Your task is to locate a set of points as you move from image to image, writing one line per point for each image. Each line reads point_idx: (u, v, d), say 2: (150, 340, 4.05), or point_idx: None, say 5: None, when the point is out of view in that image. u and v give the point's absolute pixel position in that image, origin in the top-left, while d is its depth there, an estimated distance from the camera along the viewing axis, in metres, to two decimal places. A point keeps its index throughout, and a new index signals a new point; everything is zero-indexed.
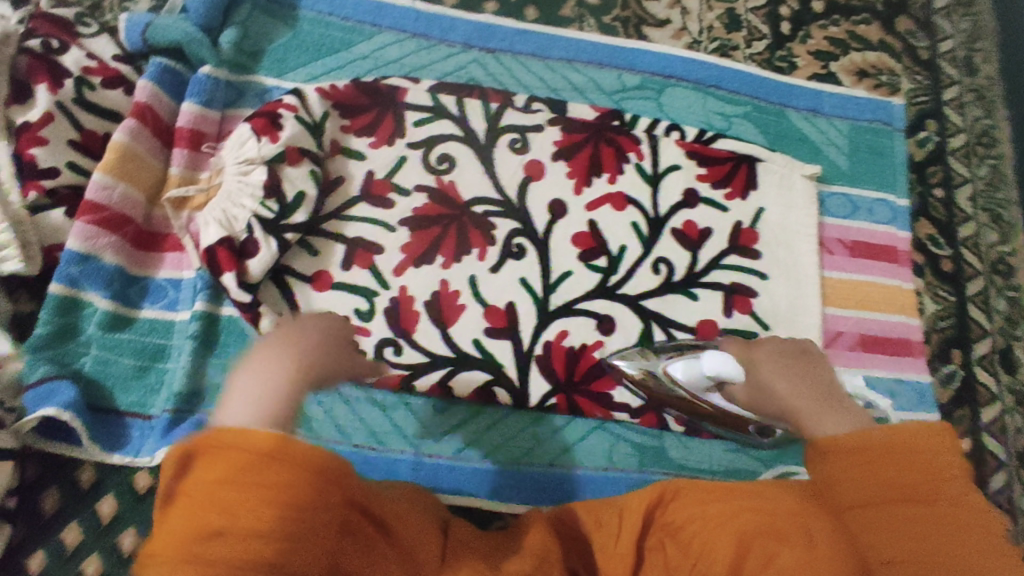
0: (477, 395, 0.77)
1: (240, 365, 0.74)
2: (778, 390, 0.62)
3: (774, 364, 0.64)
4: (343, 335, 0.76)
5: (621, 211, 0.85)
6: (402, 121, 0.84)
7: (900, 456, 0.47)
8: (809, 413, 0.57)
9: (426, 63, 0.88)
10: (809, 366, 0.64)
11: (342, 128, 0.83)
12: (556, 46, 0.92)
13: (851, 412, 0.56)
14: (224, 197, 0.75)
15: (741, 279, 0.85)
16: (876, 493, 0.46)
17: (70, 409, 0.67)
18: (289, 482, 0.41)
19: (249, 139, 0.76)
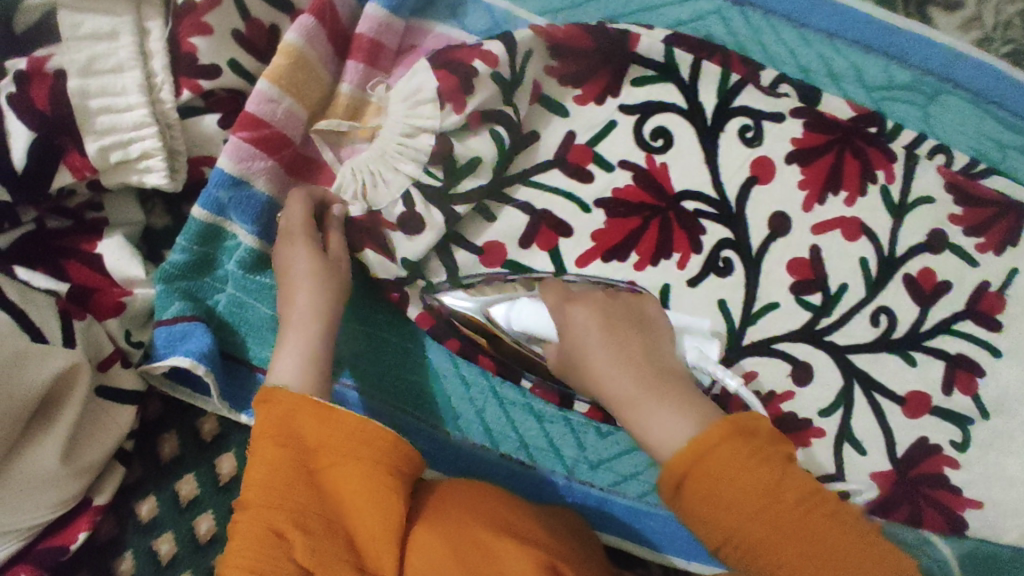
0: None
1: (389, 338, 0.64)
2: (606, 372, 0.50)
3: (588, 332, 0.53)
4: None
5: (853, 241, 0.70)
6: (620, 76, 0.69)
7: (715, 462, 0.43)
8: (637, 408, 0.48)
9: (659, 4, 0.71)
10: (628, 330, 0.53)
11: (546, 69, 0.67)
12: (817, 10, 0.72)
13: (687, 405, 0.47)
14: (377, 158, 0.62)
15: (972, 351, 0.70)
16: (741, 518, 0.42)
17: (202, 361, 0.57)
18: (370, 442, 0.51)
19: (428, 94, 0.62)
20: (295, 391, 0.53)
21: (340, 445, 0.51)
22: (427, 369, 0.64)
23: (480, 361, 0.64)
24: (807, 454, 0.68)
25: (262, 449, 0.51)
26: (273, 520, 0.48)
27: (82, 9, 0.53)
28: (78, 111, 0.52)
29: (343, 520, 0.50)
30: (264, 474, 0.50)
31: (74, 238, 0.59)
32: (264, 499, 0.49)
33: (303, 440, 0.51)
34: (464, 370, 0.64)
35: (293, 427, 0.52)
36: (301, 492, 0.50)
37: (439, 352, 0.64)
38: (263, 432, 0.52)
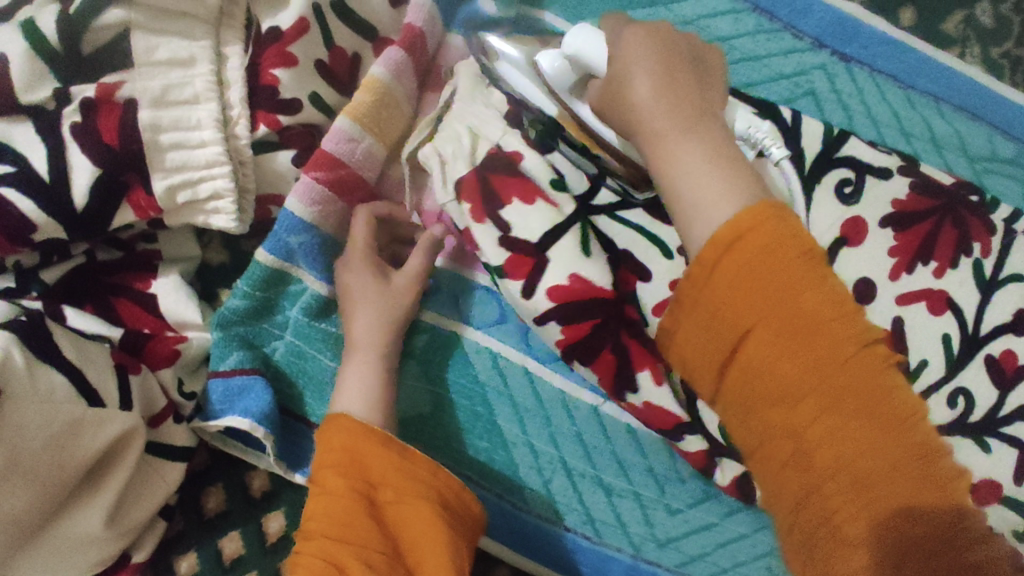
0: (734, 487, 0.56)
1: (456, 399, 0.60)
2: (643, 94, 0.42)
3: (633, 55, 0.44)
4: (638, 325, 0.53)
5: (937, 315, 0.65)
6: None
7: (768, 275, 0.34)
8: (662, 138, 0.41)
9: (762, 53, 0.66)
10: (678, 68, 0.44)
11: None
12: (926, 72, 0.68)
13: (718, 147, 0.40)
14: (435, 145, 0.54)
15: None
16: (758, 313, 0.35)
17: (262, 423, 0.52)
18: (433, 478, 0.47)
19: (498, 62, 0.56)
20: (355, 418, 0.49)
21: (400, 483, 0.46)
22: (495, 434, 0.60)
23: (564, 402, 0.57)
24: None
25: (326, 468, 0.46)
26: (333, 553, 0.43)
27: (156, 30, 0.47)
28: (148, 146, 0.47)
29: (409, 560, 0.44)
30: (323, 507, 0.45)
31: (124, 273, 0.53)
32: (325, 528, 0.44)
33: (365, 465, 0.46)
34: (534, 438, 0.60)
35: (358, 456, 0.47)
36: (361, 528, 0.44)
37: (507, 416, 0.60)
38: (323, 463, 0.47)
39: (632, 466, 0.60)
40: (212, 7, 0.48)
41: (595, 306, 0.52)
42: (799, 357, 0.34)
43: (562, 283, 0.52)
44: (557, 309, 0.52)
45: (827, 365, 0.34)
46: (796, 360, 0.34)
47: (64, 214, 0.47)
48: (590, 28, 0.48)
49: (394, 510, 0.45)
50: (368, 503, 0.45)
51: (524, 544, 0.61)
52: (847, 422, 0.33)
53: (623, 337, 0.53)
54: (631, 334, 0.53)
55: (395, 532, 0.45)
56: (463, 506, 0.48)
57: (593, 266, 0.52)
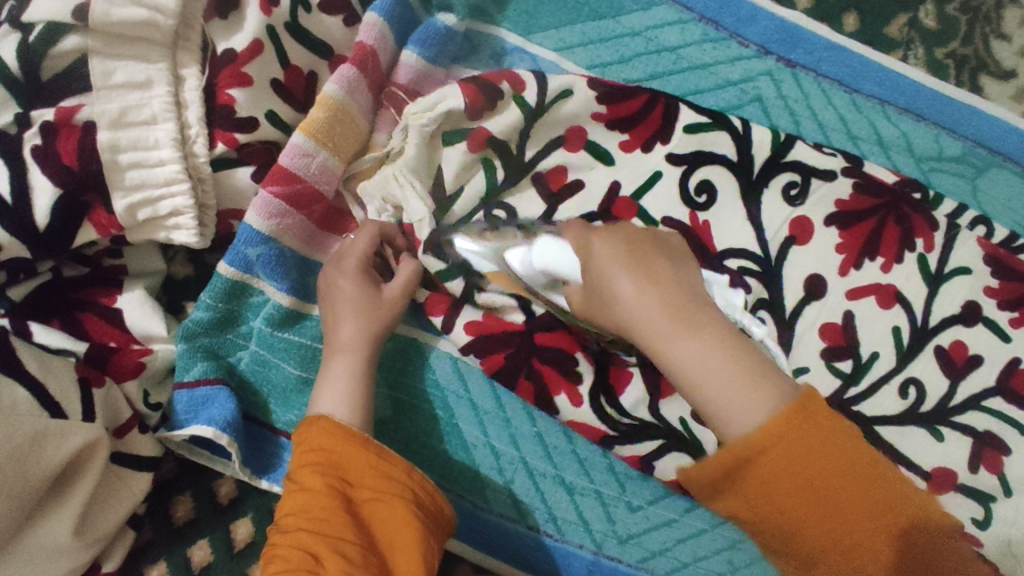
0: (680, 481, 0.61)
1: (417, 404, 0.61)
2: (624, 293, 0.46)
3: (609, 257, 0.48)
4: (558, 347, 0.60)
5: (886, 309, 0.68)
6: (672, 122, 0.65)
7: (792, 456, 0.38)
8: (623, 307, 0.46)
9: (709, 62, 0.68)
10: (649, 255, 0.48)
11: (594, 112, 0.63)
12: (870, 75, 0.70)
13: (724, 349, 0.41)
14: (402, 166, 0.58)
15: (998, 429, 0.68)
16: (799, 513, 0.38)
17: (226, 430, 0.54)
18: (409, 475, 0.48)
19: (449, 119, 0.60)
20: (334, 419, 0.50)
21: (376, 482, 0.47)
22: (457, 437, 0.61)
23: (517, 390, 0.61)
24: None
25: (305, 466, 0.48)
26: (309, 545, 0.44)
27: (112, 55, 0.49)
28: (107, 166, 0.49)
29: (383, 553, 0.45)
30: (300, 504, 0.46)
31: (91, 289, 0.55)
32: (305, 522, 0.45)
33: (341, 462, 0.47)
34: (495, 439, 0.62)
35: (336, 454, 0.48)
36: (337, 523, 0.45)
37: (468, 419, 0.61)
38: (301, 462, 0.48)
39: (592, 464, 0.62)
40: (167, 32, 0.50)
41: (510, 338, 0.60)
42: (838, 533, 0.38)
43: (478, 320, 0.60)
44: (476, 341, 0.60)
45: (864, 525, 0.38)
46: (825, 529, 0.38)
47: (26, 234, 0.48)
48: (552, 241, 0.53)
49: (370, 508, 0.46)
50: (343, 500, 0.46)
51: (487, 544, 0.62)
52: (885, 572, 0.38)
53: (536, 364, 0.60)
54: (547, 358, 0.60)
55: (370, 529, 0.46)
56: (437, 502, 0.49)
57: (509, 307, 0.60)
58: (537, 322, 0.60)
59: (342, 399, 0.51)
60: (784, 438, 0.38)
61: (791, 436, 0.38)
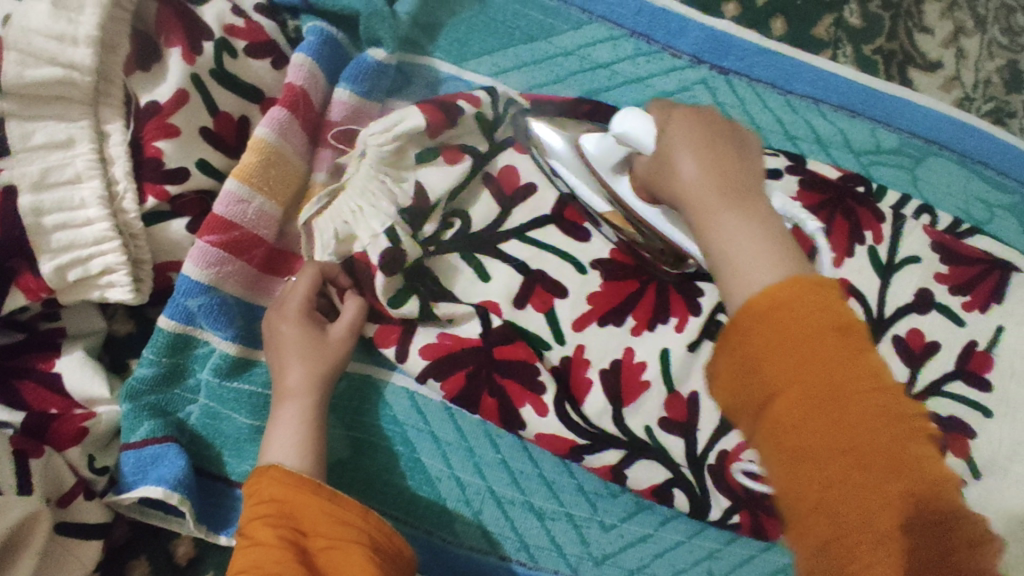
0: (652, 492, 0.61)
1: (378, 442, 0.61)
2: (687, 171, 0.46)
3: (682, 136, 0.48)
4: (517, 360, 0.59)
5: (842, 304, 0.68)
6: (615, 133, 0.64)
7: (793, 319, 0.35)
8: (683, 184, 0.46)
9: (643, 75, 0.68)
10: (720, 144, 0.47)
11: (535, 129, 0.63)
12: (802, 76, 0.72)
13: (763, 234, 0.41)
14: (356, 194, 0.56)
15: (962, 413, 0.69)
16: (789, 378, 0.34)
17: (177, 489, 0.52)
18: (365, 518, 0.47)
19: (409, 142, 0.57)
20: (285, 468, 0.49)
21: (333, 530, 0.46)
22: (420, 471, 0.61)
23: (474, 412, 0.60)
24: None
25: (256, 520, 0.46)
26: None
27: (31, 117, 0.48)
28: (32, 230, 0.48)
29: None
30: (251, 560, 0.44)
31: (29, 355, 0.53)
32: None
33: (294, 512, 0.46)
34: (459, 471, 0.61)
35: (289, 504, 0.47)
36: None
37: (430, 452, 0.61)
38: (251, 515, 0.46)
39: (560, 487, 0.62)
40: (86, 89, 0.50)
41: (468, 358, 0.59)
42: (840, 412, 0.34)
43: (433, 341, 0.58)
44: (433, 363, 0.58)
45: (878, 420, 0.34)
46: (827, 417, 0.34)
47: None
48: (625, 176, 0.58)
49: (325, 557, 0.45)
50: (298, 550, 0.44)
51: None
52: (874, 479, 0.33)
53: (496, 380, 0.59)
54: (507, 373, 0.59)
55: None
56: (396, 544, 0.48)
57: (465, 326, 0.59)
58: (493, 338, 0.59)
59: (295, 449, 0.51)
60: (796, 305, 0.36)
61: (809, 298, 0.36)
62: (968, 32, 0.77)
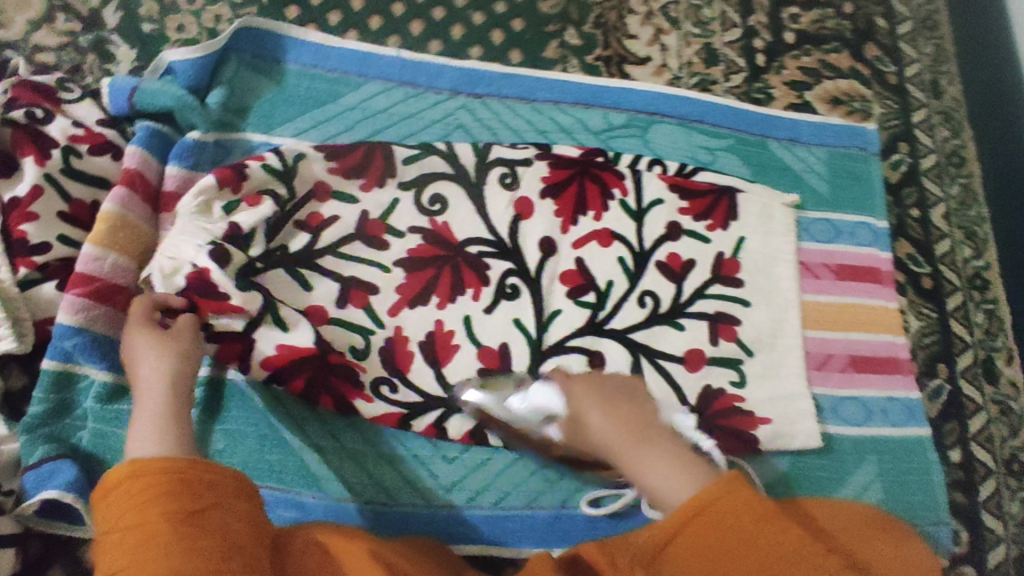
0: (469, 437, 0.76)
1: (245, 429, 0.74)
2: (596, 422, 0.60)
3: (585, 395, 0.63)
4: (344, 364, 0.75)
5: (607, 247, 0.85)
6: (392, 159, 0.83)
7: (712, 516, 0.48)
8: (623, 452, 0.57)
9: (415, 111, 0.89)
10: (625, 407, 0.61)
11: (328, 169, 0.81)
12: (541, 87, 0.92)
13: (671, 454, 0.55)
14: (178, 235, 0.71)
15: (725, 307, 0.86)
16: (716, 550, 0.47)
17: (71, 490, 0.65)
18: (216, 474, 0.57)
19: (215, 198, 0.74)
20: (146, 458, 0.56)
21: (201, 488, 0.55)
22: (284, 446, 0.74)
23: (323, 400, 0.75)
24: None
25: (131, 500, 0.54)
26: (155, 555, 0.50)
27: None
28: None
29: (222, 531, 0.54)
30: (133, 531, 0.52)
31: None
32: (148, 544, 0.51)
33: (161, 485, 0.55)
34: (316, 438, 0.75)
35: (154, 485, 0.54)
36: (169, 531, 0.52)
37: (290, 429, 0.75)
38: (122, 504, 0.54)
39: (404, 435, 0.76)
40: None
41: (304, 363, 0.74)
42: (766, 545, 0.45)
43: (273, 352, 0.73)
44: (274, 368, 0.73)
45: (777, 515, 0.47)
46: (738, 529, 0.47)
47: None
48: (540, 386, 0.71)
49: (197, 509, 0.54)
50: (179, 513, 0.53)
51: None
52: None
53: (333, 381, 0.75)
54: (339, 377, 0.75)
55: (231, 537, 0.54)
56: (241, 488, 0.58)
57: (295, 335, 0.73)
58: (323, 346, 0.75)
59: (149, 439, 0.59)
60: (718, 505, 0.48)
61: (741, 505, 0.47)
62: (667, 31, 1.00)
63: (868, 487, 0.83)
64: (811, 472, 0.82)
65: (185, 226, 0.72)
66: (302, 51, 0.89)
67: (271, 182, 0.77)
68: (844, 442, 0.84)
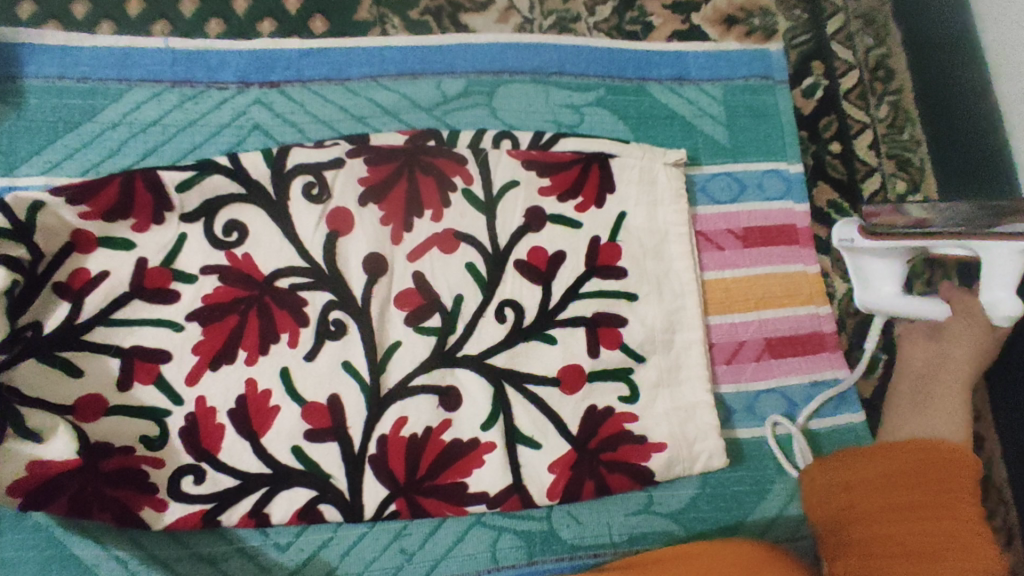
0: (300, 516, 0.64)
1: (24, 554, 0.61)
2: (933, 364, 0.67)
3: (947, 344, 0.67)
4: (128, 467, 0.62)
5: (451, 253, 0.69)
6: (162, 188, 0.66)
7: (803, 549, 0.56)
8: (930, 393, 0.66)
9: (195, 116, 0.71)
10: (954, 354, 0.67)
11: (81, 215, 0.64)
12: (354, 60, 0.75)
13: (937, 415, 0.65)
14: None
15: (606, 306, 0.70)
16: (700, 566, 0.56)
17: None
18: None
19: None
20: None
21: None
22: (76, 565, 0.62)
23: (96, 516, 0.61)
24: (479, 476, 0.65)
25: None
26: None
27: None
28: None
29: None
30: None
31: None
32: None
33: None
34: (116, 549, 0.62)
35: None
36: None
37: (81, 543, 0.62)
38: None
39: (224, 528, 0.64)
40: None
41: (71, 478, 0.60)
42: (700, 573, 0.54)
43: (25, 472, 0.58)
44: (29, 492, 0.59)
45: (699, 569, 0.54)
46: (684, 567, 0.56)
47: None
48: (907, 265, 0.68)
49: None
50: None
51: None
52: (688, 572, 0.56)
53: (109, 492, 0.61)
54: (118, 485, 0.61)
55: None
56: None
57: (51, 446, 0.59)
58: (93, 450, 0.61)
59: None
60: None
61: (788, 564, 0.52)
62: None
63: (793, 495, 0.70)
64: (724, 489, 0.70)
65: None
66: (43, 60, 0.71)
67: (5, 243, 0.59)
68: (761, 446, 0.71)
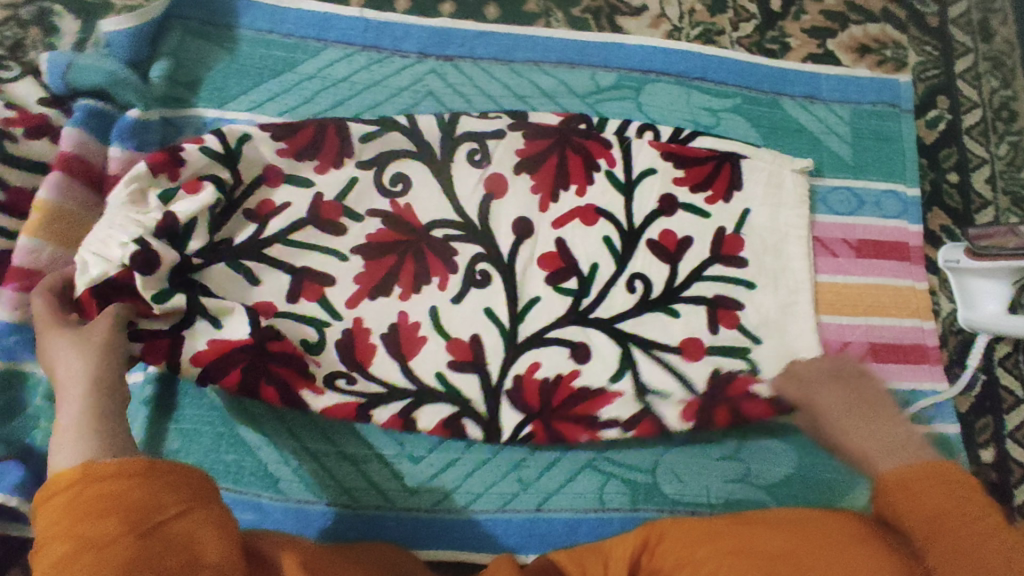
0: (442, 427, 0.71)
1: (201, 428, 0.70)
2: (832, 404, 0.66)
3: (830, 390, 0.68)
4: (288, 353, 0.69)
5: (591, 225, 0.76)
6: (348, 138, 0.75)
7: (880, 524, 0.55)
8: (844, 428, 0.64)
9: (380, 78, 0.81)
10: (857, 398, 0.66)
11: (277, 152, 0.73)
12: (520, 46, 0.83)
13: (880, 438, 0.60)
14: (108, 225, 0.63)
15: (723, 290, 0.76)
16: (779, 523, 0.58)
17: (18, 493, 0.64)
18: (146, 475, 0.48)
19: (152, 185, 0.67)
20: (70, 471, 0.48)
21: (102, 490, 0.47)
22: (241, 444, 0.71)
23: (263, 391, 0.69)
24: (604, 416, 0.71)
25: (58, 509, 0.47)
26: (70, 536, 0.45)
27: None
28: None
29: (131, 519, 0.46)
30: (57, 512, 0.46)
31: None
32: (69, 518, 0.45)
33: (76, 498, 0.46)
34: (275, 437, 0.71)
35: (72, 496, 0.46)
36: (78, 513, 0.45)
37: (248, 426, 0.71)
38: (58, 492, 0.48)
39: (369, 433, 0.72)
40: None
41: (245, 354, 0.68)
42: (771, 526, 0.58)
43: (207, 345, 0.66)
44: (209, 364, 0.67)
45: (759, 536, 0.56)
46: (766, 522, 0.59)
47: None
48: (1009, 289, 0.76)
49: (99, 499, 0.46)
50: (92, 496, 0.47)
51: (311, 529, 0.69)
52: (769, 524, 0.59)
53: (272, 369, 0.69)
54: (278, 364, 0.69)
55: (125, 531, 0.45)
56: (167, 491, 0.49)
57: (228, 328, 0.67)
58: (261, 335, 0.67)
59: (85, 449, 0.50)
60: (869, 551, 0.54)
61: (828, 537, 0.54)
62: None
63: None
64: (817, 475, 0.74)
65: (118, 215, 0.64)
66: (257, 15, 0.81)
67: (214, 167, 0.69)
68: None
